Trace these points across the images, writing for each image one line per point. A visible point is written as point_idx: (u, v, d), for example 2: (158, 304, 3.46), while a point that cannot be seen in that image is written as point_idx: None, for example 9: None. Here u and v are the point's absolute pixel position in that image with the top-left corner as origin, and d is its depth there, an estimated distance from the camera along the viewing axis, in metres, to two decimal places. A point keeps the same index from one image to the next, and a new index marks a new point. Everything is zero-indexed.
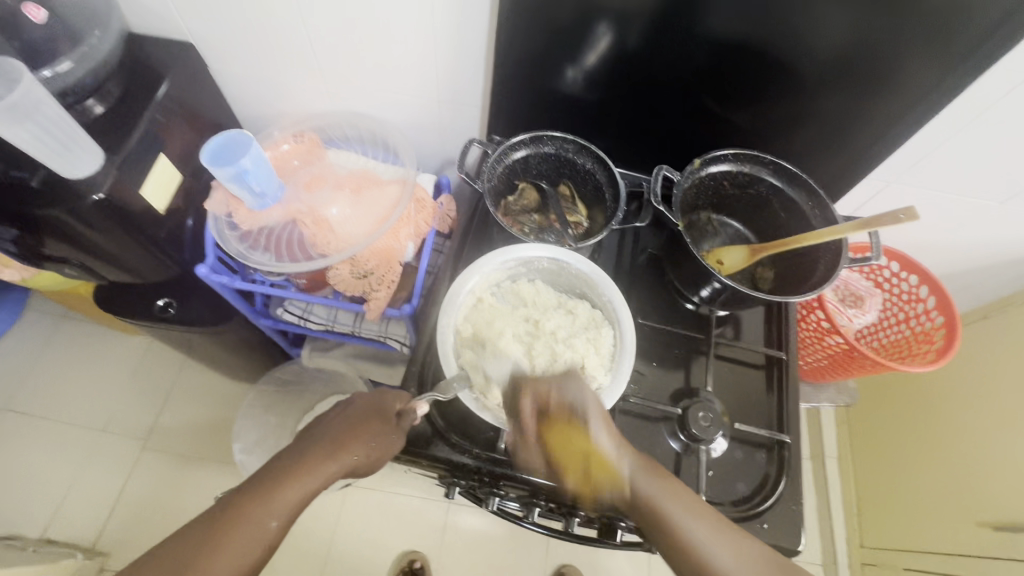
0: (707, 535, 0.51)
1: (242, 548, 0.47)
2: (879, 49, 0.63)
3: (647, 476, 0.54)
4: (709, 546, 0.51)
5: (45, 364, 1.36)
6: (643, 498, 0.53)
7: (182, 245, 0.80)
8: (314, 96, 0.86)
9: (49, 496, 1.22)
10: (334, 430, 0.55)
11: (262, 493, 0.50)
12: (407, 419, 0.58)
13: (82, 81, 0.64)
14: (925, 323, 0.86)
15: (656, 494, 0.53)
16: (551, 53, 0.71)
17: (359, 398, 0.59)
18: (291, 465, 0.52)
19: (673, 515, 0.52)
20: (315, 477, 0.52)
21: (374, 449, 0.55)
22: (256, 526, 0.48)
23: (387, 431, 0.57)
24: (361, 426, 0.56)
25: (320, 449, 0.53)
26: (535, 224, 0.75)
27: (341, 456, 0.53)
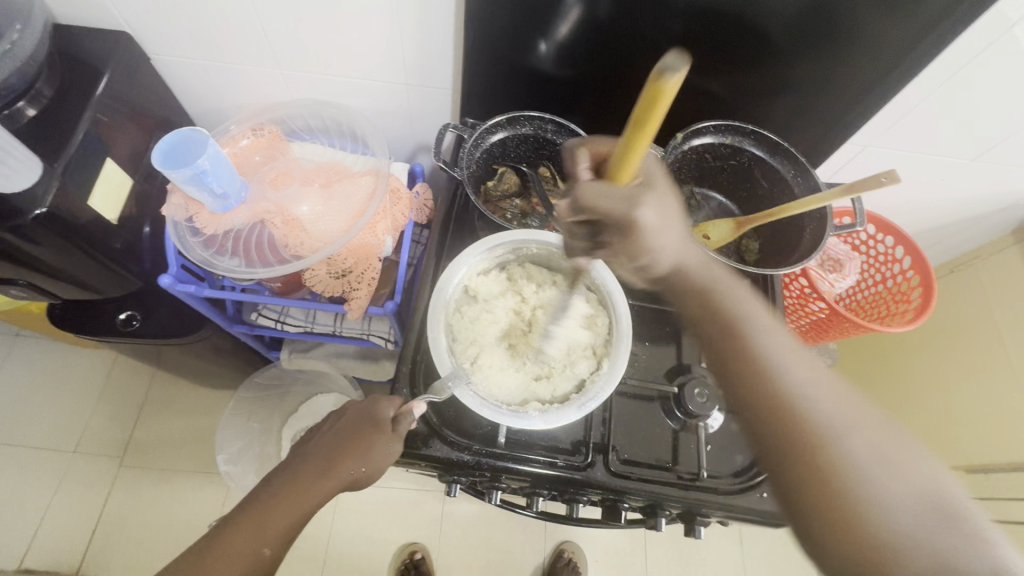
0: (799, 372, 0.48)
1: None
2: (856, 11, 0.62)
3: (738, 305, 0.52)
4: (805, 390, 0.47)
5: (3, 387, 1.27)
6: (728, 306, 0.52)
7: (141, 255, 0.74)
8: (271, 85, 0.80)
9: (24, 523, 1.16)
10: (326, 445, 0.54)
11: (253, 518, 0.49)
12: (404, 423, 0.54)
13: (9, 82, 0.58)
14: (901, 281, 0.88)
15: (760, 342, 0.50)
16: (520, 27, 0.67)
17: (353, 407, 0.57)
18: (281, 488, 0.51)
19: (748, 330, 0.50)
20: (307, 500, 0.51)
21: (370, 462, 0.52)
22: (250, 551, 0.48)
23: (383, 440, 0.53)
24: (354, 440, 0.53)
25: (311, 467, 0.52)
26: (518, 210, 0.72)
27: (333, 474, 0.52)
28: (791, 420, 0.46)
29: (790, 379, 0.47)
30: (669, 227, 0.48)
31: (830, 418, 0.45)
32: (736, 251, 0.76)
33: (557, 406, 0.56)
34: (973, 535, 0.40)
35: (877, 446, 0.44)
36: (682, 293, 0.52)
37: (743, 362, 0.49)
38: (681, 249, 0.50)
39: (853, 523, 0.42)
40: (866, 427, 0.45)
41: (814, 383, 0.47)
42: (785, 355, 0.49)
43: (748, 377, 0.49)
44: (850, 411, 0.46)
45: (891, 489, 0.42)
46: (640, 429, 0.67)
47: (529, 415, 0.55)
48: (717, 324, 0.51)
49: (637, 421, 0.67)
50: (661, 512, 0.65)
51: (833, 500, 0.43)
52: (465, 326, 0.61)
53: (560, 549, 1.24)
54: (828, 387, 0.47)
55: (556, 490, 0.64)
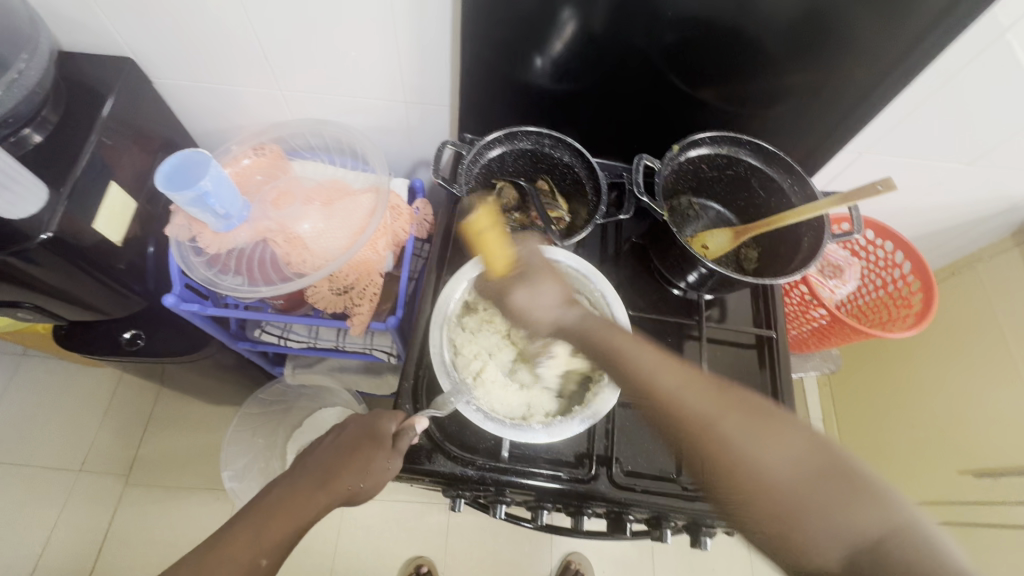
0: (675, 383, 0.49)
1: None
2: (848, 21, 0.63)
3: (609, 331, 0.55)
4: (687, 397, 0.47)
5: (10, 407, 1.28)
6: (613, 338, 0.54)
7: (145, 275, 0.75)
8: (271, 105, 0.81)
9: (31, 543, 1.16)
10: (326, 458, 0.54)
11: (252, 526, 0.48)
12: (404, 439, 0.55)
13: (15, 110, 0.58)
14: (901, 286, 0.88)
15: (606, 335, 0.55)
16: (517, 44, 0.68)
17: (354, 422, 0.57)
18: (279, 497, 0.50)
19: (629, 359, 0.52)
20: (304, 511, 0.50)
21: (370, 476, 0.52)
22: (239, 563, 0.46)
23: (383, 456, 0.53)
24: (354, 454, 0.53)
25: (310, 478, 0.52)
26: (516, 223, 0.72)
27: (331, 488, 0.51)
28: (660, 406, 0.48)
29: (675, 392, 0.48)
30: (539, 294, 0.59)
31: (697, 408, 0.46)
32: (735, 260, 0.76)
33: (559, 420, 0.56)
34: (862, 492, 0.40)
35: (749, 432, 0.44)
36: (592, 344, 0.55)
37: (590, 343, 0.56)
38: (565, 308, 0.58)
39: (743, 490, 0.42)
40: (736, 417, 0.45)
41: (690, 391, 0.48)
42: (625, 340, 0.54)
43: (643, 394, 0.50)
44: (721, 405, 0.46)
45: (779, 469, 0.42)
46: (643, 440, 0.67)
47: (532, 429, 0.55)
48: (616, 364, 0.53)
49: (640, 432, 0.67)
50: (666, 524, 0.65)
51: (741, 493, 0.42)
52: (465, 342, 0.61)
53: (567, 561, 1.23)
54: (704, 390, 0.48)
55: (561, 503, 0.64)
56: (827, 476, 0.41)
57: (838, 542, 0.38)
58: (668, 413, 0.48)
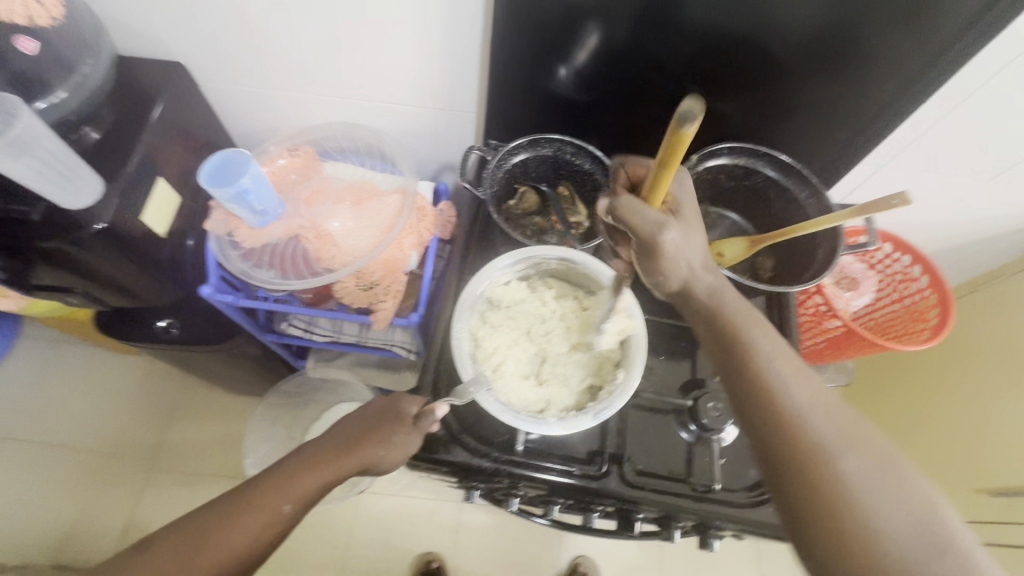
0: (804, 396, 0.46)
1: (254, 527, 0.50)
2: (867, 38, 0.64)
3: (745, 326, 0.49)
4: (812, 416, 0.45)
5: (46, 390, 1.34)
6: (733, 329, 0.49)
7: (184, 267, 0.79)
8: (306, 109, 0.85)
9: (61, 521, 1.22)
10: (353, 428, 0.56)
11: (280, 476, 0.53)
12: (424, 421, 0.56)
13: (78, 110, 0.63)
14: (919, 300, 0.88)
15: (736, 319, 0.49)
16: (543, 55, 0.71)
17: (382, 400, 0.59)
18: (304, 457, 0.54)
19: (762, 363, 0.47)
20: (327, 473, 0.53)
21: (393, 450, 0.55)
22: (266, 513, 0.51)
23: (403, 434, 0.56)
24: (380, 427, 0.56)
25: (335, 444, 0.55)
26: (536, 227, 0.76)
27: (353, 454, 0.54)
28: (772, 419, 0.45)
29: (801, 408, 0.45)
30: (692, 242, 0.49)
31: (828, 431, 0.44)
32: (750, 269, 0.77)
33: (574, 413, 0.58)
34: (968, 567, 0.40)
35: (875, 477, 0.43)
36: (713, 325, 0.50)
37: (717, 329, 0.49)
38: (701, 266, 0.50)
39: (844, 535, 0.42)
40: (862, 458, 0.44)
41: (820, 410, 0.45)
42: (758, 331, 0.48)
43: (762, 401, 0.46)
44: (843, 437, 0.44)
45: (893, 524, 0.41)
46: (654, 440, 0.68)
47: (547, 421, 0.57)
48: (734, 358, 0.48)
49: (652, 433, 0.69)
50: (675, 523, 0.67)
51: (838, 532, 0.42)
52: (487, 335, 0.63)
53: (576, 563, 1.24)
54: (830, 413, 0.46)
55: (572, 498, 0.67)
56: (944, 548, 0.40)
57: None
58: (792, 437, 0.45)
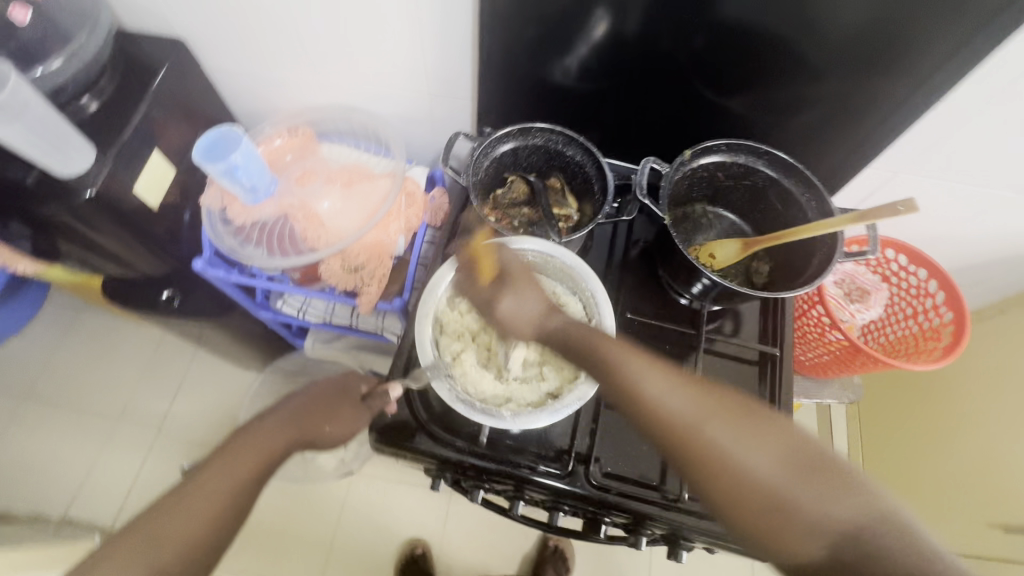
0: (656, 386, 0.47)
1: (205, 509, 0.48)
2: (879, 32, 0.60)
3: (602, 339, 0.52)
4: (669, 400, 0.46)
5: (66, 353, 1.41)
6: (602, 345, 0.52)
7: (179, 239, 0.82)
8: (307, 90, 0.86)
9: (72, 478, 1.28)
10: (299, 404, 0.60)
11: (230, 455, 0.53)
12: (375, 399, 0.63)
13: (77, 79, 0.64)
14: (934, 319, 0.82)
15: (589, 335, 0.53)
16: (536, 41, 0.69)
17: (329, 378, 0.65)
18: (253, 433, 0.55)
19: (618, 366, 0.50)
20: (277, 447, 0.55)
21: (339, 421, 0.60)
22: (224, 493, 0.50)
23: (353, 408, 0.62)
24: (327, 401, 0.61)
25: (282, 420, 0.58)
26: (523, 218, 0.75)
27: (304, 424, 0.58)
28: (634, 408, 0.47)
29: (657, 395, 0.47)
30: (528, 302, 0.57)
31: (681, 408, 0.46)
32: (745, 273, 0.74)
33: (530, 410, 0.57)
34: (851, 483, 0.42)
35: (739, 436, 0.44)
36: (575, 346, 0.54)
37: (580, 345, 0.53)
38: (544, 315, 0.56)
39: (739, 498, 0.42)
40: (719, 418, 0.45)
41: (677, 393, 0.47)
42: (608, 342, 0.52)
43: (625, 399, 0.48)
44: (707, 405, 0.46)
45: (764, 472, 0.42)
46: (627, 443, 0.66)
47: (501, 416, 0.56)
48: (596, 368, 0.51)
49: (625, 436, 0.67)
50: (643, 531, 0.65)
51: (728, 498, 0.42)
52: (454, 323, 0.63)
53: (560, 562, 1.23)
54: (690, 391, 0.47)
55: (538, 495, 0.65)
56: (817, 468, 0.43)
57: (817, 536, 0.40)
58: (663, 427, 0.46)
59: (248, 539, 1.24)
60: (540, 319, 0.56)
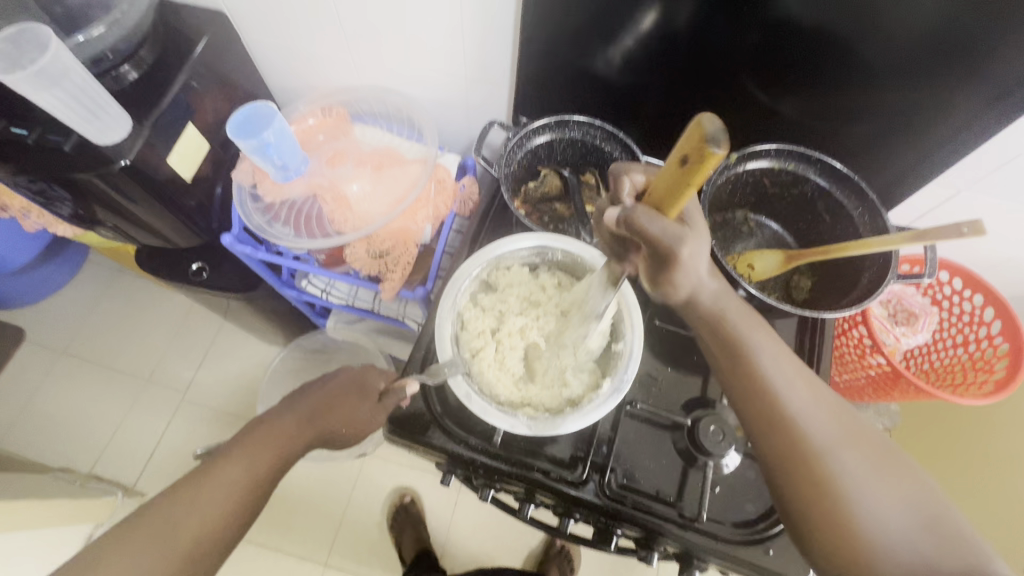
0: (805, 400, 0.45)
1: (216, 499, 0.51)
2: (959, 36, 0.55)
3: (749, 327, 0.47)
4: (813, 421, 0.44)
5: (101, 314, 1.45)
6: (732, 330, 0.47)
7: (209, 213, 0.82)
8: (344, 69, 0.85)
9: (99, 435, 1.32)
10: (315, 399, 0.61)
11: (246, 449, 0.55)
12: (390, 397, 0.63)
13: (116, 48, 0.65)
14: (986, 349, 0.77)
15: (745, 335, 0.47)
16: (581, 31, 0.66)
17: (344, 372, 0.66)
18: (269, 428, 0.57)
19: (763, 371, 0.46)
20: (291, 444, 0.57)
21: (354, 419, 0.62)
22: (238, 486, 0.52)
23: (368, 408, 0.62)
24: (342, 400, 0.62)
25: (299, 417, 0.59)
26: (555, 214, 0.72)
27: (320, 424, 0.60)
28: (763, 417, 0.45)
29: (796, 411, 0.44)
30: (701, 250, 0.43)
31: (821, 432, 0.44)
32: (784, 287, 0.70)
33: (547, 417, 0.55)
34: (964, 546, 0.41)
35: (869, 473, 0.43)
36: (710, 325, 0.48)
37: (719, 329, 0.48)
38: (602, 294, 0.57)
39: (848, 536, 0.41)
40: (862, 456, 0.43)
41: (823, 416, 0.44)
42: (756, 335, 0.47)
43: (755, 406, 0.46)
44: (844, 432, 0.44)
45: (890, 523, 0.41)
46: (644, 454, 0.64)
47: (517, 420, 0.55)
48: (742, 360, 0.47)
49: (645, 446, 0.64)
50: (655, 547, 0.62)
51: (837, 532, 0.42)
52: (478, 319, 0.61)
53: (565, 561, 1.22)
54: (829, 417, 0.45)
55: (549, 500, 0.63)
56: (940, 523, 0.42)
57: None
58: (787, 444, 0.44)
59: (262, 510, 1.26)
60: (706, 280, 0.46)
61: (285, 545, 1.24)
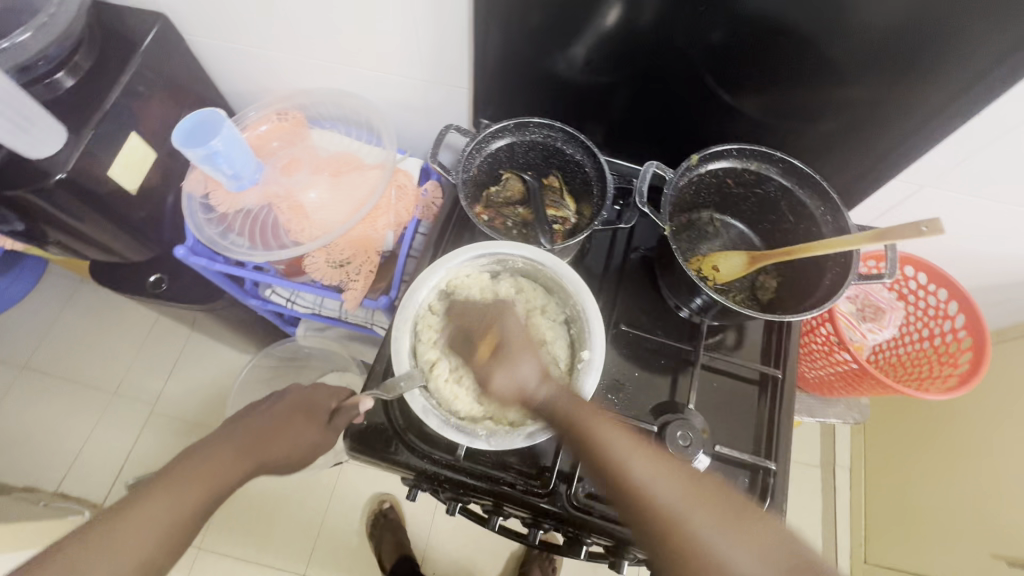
0: (646, 466, 0.46)
1: (138, 539, 0.47)
2: (916, 32, 0.54)
3: (581, 409, 0.50)
4: (657, 490, 0.45)
5: (64, 327, 1.40)
6: (575, 412, 0.50)
7: (160, 224, 0.79)
8: (299, 71, 0.81)
9: (64, 452, 1.28)
10: (260, 424, 0.59)
11: (173, 483, 0.51)
12: (339, 418, 0.61)
13: (45, 54, 0.61)
14: (950, 341, 0.78)
15: (585, 412, 0.50)
16: (540, 31, 0.65)
17: (294, 393, 0.64)
18: (204, 458, 0.54)
19: (603, 446, 0.47)
20: (226, 475, 0.54)
21: (299, 445, 0.60)
22: (161, 521, 0.49)
23: (316, 431, 0.61)
24: (287, 426, 0.60)
25: (238, 446, 0.56)
26: (518, 218, 0.71)
27: (263, 453, 0.57)
28: (610, 479, 0.47)
29: (637, 476, 0.46)
30: (520, 369, 0.54)
31: (672, 496, 0.44)
32: (750, 288, 0.69)
33: (506, 431, 0.54)
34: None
35: (720, 529, 0.42)
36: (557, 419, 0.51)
37: (568, 421, 0.50)
38: (537, 385, 0.53)
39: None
40: (708, 517, 0.43)
41: (667, 483, 0.45)
42: (586, 409, 0.50)
43: (613, 481, 0.46)
44: (693, 496, 0.44)
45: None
46: None
47: (475, 435, 0.53)
48: (588, 453, 0.48)
49: None
50: (624, 555, 0.62)
51: None
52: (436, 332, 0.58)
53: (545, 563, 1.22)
54: (676, 482, 0.45)
55: (517, 511, 0.62)
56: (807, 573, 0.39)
57: None
58: (640, 507, 0.44)
59: (237, 523, 1.24)
60: (529, 386, 0.53)
61: (261, 557, 1.22)
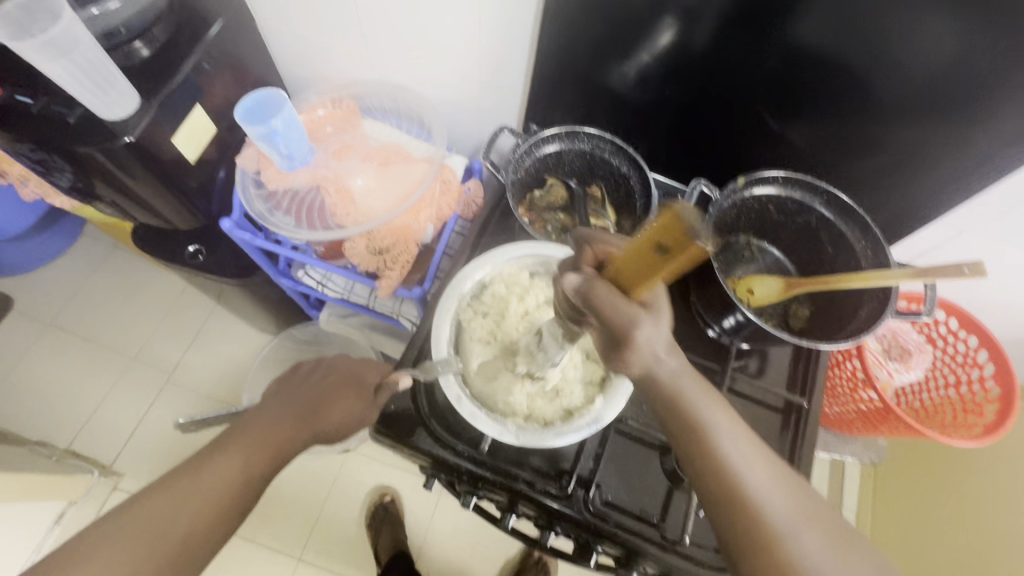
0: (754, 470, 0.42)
1: (203, 501, 0.47)
2: (967, 78, 0.55)
3: (693, 392, 0.44)
4: (764, 492, 0.41)
5: (92, 289, 1.44)
6: (689, 404, 0.43)
7: (210, 195, 0.82)
8: (358, 63, 0.84)
9: (80, 410, 1.30)
10: (307, 397, 0.57)
11: (233, 452, 0.50)
12: (385, 393, 0.59)
13: (128, 23, 0.64)
14: (977, 390, 0.77)
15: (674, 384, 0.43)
16: (599, 44, 0.67)
17: (342, 364, 0.62)
18: (263, 426, 0.53)
19: (723, 444, 0.42)
20: (288, 444, 0.53)
21: (348, 419, 0.57)
22: (221, 488, 0.48)
23: (366, 404, 0.58)
24: (337, 396, 0.57)
25: (291, 415, 0.55)
26: (558, 223, 0.72)
27: (316, 424, 0.55)
28: (710, 471, 0.42)
29: (745, 475, 0.42)
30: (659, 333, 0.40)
31: (778, 508, 0.40)
32: (782, 314, 0.70)
33: (537, 428, 0.55)
34: None
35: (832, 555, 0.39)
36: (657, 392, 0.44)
37: (667, 397, 0.43)
38: (664, 353, 0.42)
39: None
40: (816, 531, 0.40)
41: (781, 488, 0.41)
42: (706, 403, 0.43)
43: (729, 491, 0.41)
44: (795, 499, 0.41)
45: None
46: (632, 473, 0.63)
47: (505, 428, 0.54)
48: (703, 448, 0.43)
49: (631, 466, 0.64)
50: (635, 566, 0.62)
51: None
52: (473, 325, 0.60)
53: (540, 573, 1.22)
54: (787, 494, 0.42)
55: (532, 511, 0.63)
56: None
57: None
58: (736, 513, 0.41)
59: None
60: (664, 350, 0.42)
61: (260, 536, 1.22)
